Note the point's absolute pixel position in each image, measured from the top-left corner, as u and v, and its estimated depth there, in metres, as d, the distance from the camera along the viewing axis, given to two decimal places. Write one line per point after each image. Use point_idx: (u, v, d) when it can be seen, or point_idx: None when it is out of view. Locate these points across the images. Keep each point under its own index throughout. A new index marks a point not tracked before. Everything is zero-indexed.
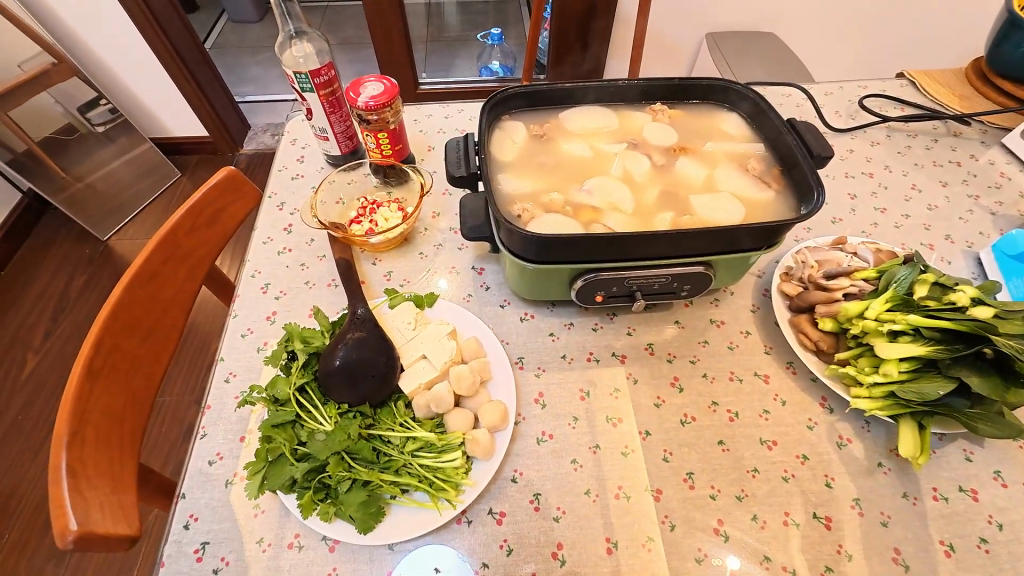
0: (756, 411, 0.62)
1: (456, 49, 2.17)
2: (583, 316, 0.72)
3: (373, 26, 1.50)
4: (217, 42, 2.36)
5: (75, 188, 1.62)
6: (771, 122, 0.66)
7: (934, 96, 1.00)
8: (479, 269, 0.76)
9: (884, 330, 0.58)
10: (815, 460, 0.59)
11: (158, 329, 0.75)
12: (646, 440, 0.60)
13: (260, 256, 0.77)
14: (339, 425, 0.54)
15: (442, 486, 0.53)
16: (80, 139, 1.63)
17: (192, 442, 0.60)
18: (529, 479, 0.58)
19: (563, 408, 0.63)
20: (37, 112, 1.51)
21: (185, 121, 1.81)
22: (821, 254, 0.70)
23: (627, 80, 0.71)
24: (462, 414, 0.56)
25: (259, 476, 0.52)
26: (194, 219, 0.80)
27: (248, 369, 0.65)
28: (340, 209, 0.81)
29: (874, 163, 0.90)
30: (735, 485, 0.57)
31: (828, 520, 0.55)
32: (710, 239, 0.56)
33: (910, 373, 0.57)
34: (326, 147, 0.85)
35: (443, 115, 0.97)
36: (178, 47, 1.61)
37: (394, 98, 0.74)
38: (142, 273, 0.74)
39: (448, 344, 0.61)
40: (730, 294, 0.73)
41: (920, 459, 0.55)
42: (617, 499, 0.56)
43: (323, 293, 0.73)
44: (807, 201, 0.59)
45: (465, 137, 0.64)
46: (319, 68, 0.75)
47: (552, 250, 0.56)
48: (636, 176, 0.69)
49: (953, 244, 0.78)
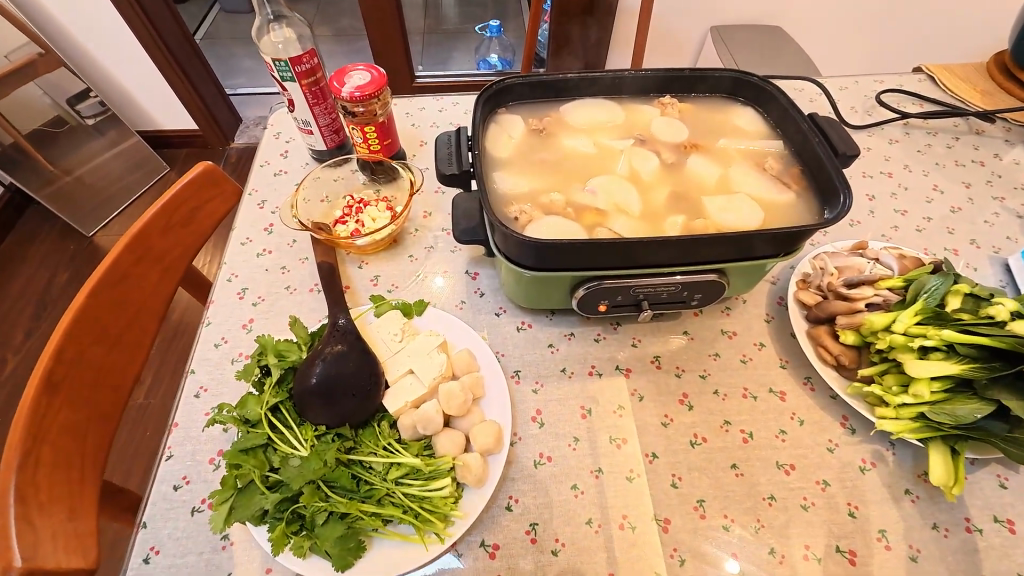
0: (772, 432, 0.58)
1: (453, 41, 2.11)
2: (585, 325, 0.67)
3: (366, 16, 1.44)
4: (208, 33, 2.28)
5: (64, 182, 1.56)
6: (791, 117, 0.61)
7: (954, 92, 0.94)
8: (473, 273, 0.71)
9: (913, 346, 0.53)
10: (837, 487, 0.54)
11: (129, 335, 0.69)
12: (653, 464, 0.56)
13: (237, 258, 0.72)
14: (315, 450, 0.49)
15: (429, 518, 0.48)
16: (70, 131, 1.57)
17: (156, 465, 0.54)
18: (525, 508, 0.53)
19: (563, 428, 0.58)
20: (24, 104, 1.45)
21: (176, 116, 1.74)
22: (841, 259, 0.65)
23: (633, 71, 0.65)
24: (452, 436, 0.51)
25: (225, 507, 0.47)
26: (168, 217, 0.74)
27: (220, 383, 0.60)
28: (324, 209, 0.75)
29: (892, 161, 0.85)
30: (750, 514, 0.52)
31: (852, 555, 0.50)
32: (725, 246, 0.51)
33: (942, 393, 0.52)
34: (310, 141, 0.79)
35: (436, 108, 0.91)
36: (167, 40, 1.53)
37: (383, 89, 0.68)
38: (111, 276, 0.67)
39: (438, 357, 0.56)
40: (742, 302, 0.68)
41: (954, 489, 0.50)
42: (621, 530, 0.51)
43: (304, 299, 0.68)
44: (832, 204, 0.54)
45: (457, 131, 0.58)
46: (300, 55, 0.69)
47: (551, 257, 0.51)
48: (643, 175, 0.64)
49: (979, 250, 0.74)
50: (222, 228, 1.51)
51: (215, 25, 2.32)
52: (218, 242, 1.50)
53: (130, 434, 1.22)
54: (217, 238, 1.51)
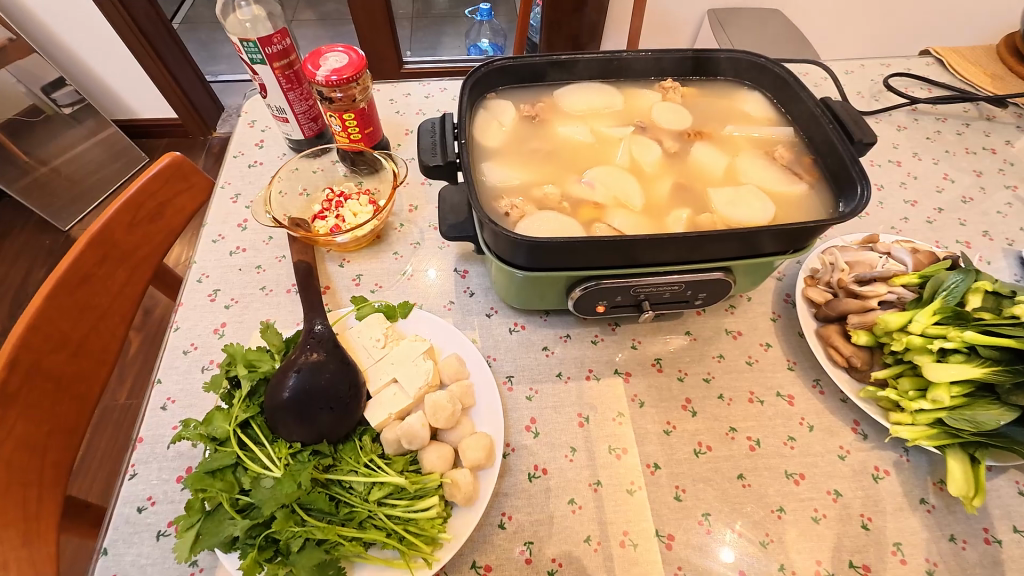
0: (780, 439, 0.54)
1: (442, 26, 2.03)
2: (582, 327, 0.63)
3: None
4: (187, 17, 2.18)
5: (40, 173, 1.48)
6: (801, 101, 0.56)
7: (964, 77, 0.90)
8: (463, 271, 0.67)
9: (932, 348, 0.50)
10: (849, 497, 0.51)
11: (93, 340, 0.62)
12: (654, 475, 0.52)
13: (208, 257, 0.67)
14: (289, 470, 0.45)
15: (414, 541, 0.44)
16: (46, 121, 1.49)
17: (118, 484, 0.50)
18: (519, 525, 0.49)
19: (560, 437, 0.54)
20: None
21: (154, 104, 1.66)
22: (851, 254, 0.61)
23: (633, 52, 0.61)
24: (440, 450, 0.48)
25: (191, 533, 0.42)
26: (134, 212, 0.66)
27: (189, 394, 0.56)
28: (302, 203, 0.70)
29: (901, 149, 0.81)
30: (758, 528, 0.49)
31: (866, 569, 0.47)
32: (733, 243, 0.47)
33: (962, 398, 0.49)
34: (286, 130, 0.74)
35: (423, 94, 0.86)
36: (141, 24, 1.44)
37: (362, 72, 0.63)
38: (69, 277, 0.60)
39: (424, 364, 0.52)
40: (747, 300, 0.65)
41: (975, 501, 0.47)
42: (622, 548, 0.48)
43: (281, 301, 0.63)
44: (848, 196, 0.50)
45: (442, 118, 0.53)
46: (271, 35, 0.63)
47: (544, 257, 0.46)
48: (644, 165, 0.60)
49: (993, 242, 0.70)
50: (195, 216, 1.44)
51: (193, 8, 2.22)
52: (194, 233, 1.44)
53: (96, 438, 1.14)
54: (189, 227, 1.44)
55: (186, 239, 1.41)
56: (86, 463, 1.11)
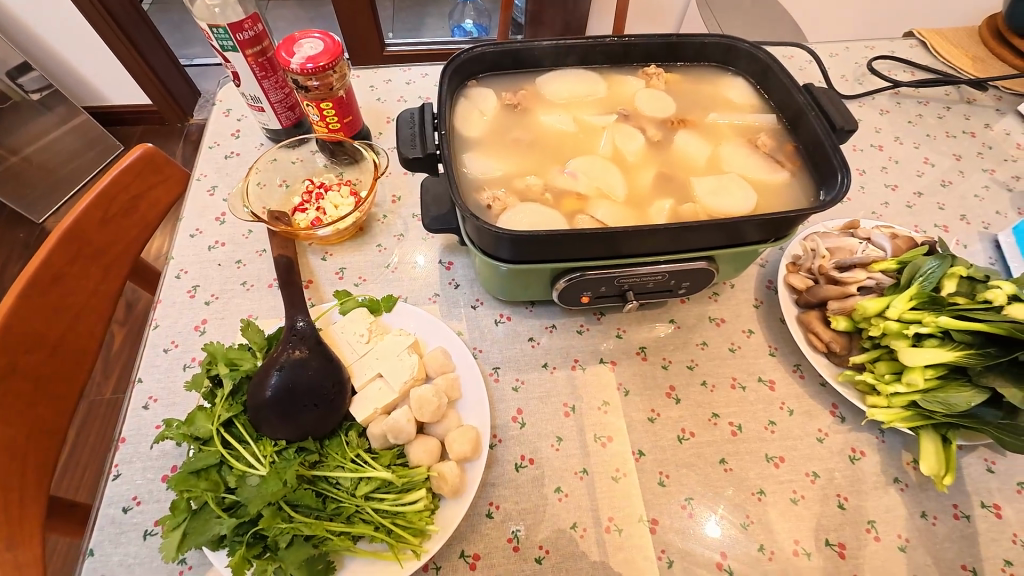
0: (761, 423, 0.56)
1: (425, 6, 1.97)
2: (567, 317, 0.63)
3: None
4: None
5: (11, 163, 1.42)
6: (785, 88, 0.56)
7: (947, 59, 0.91)
8: (448, 263, 0.66)
9: (908, 332, 0.51)
10: (827, 479, 0.52)
11: (69, 339, 0.60)
12: (640, 462, 0.53)
13: (186, 253, 0.65)
14: (275, 468, 0.45)
15: (403, 533, 0.45)
16: (14, 108, 1.42)
17: (102, 485, 0.50)
18: (506, 513, 0.50)
19: (546, 427, 0.55)
20: None
21: (128, 91, 1.60)
22: (832, 240, 0.62)
23: (615, 37, 0.59)
24: (426, 444, 0.48)
25: (178, 532, 0.42)
26: (106, 207, 0.64)
27: (172, 393, 0.55)
28: (281, 195, 0.68)
29: (883, 133, 0.82)
30: (740, 510, 0.51)
31: (842, 547, 0.49)
32: (716, 233, 0.47)
33: (934, 380, 0.50)
34: (262, 119, 0.72)
35: (404, 80, 0.84)
36: (110, 7, 1.37)
37: (338, 59, 0.61)
38: (40, 276, 0.58)
39: (408, 359, 0.51)
40: (730, 287, 0.65)
41: (946, 479, 0.49)
42: (608, 533, 0.49)
43: (263, 296, 0.62)
44: (829, 184, 0.50)
45: (422, 107, 0.52)
46: (241, 21, 0.61)
47: (526, 248, 0.46)
48: (627, 155, 0.59)
49: (970, 226, 0.72)
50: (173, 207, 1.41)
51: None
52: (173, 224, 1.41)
53: (81, 431, 1.13)
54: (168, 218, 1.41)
55: (165, 231, 1.38)
56: (74, 457, 1.10)
